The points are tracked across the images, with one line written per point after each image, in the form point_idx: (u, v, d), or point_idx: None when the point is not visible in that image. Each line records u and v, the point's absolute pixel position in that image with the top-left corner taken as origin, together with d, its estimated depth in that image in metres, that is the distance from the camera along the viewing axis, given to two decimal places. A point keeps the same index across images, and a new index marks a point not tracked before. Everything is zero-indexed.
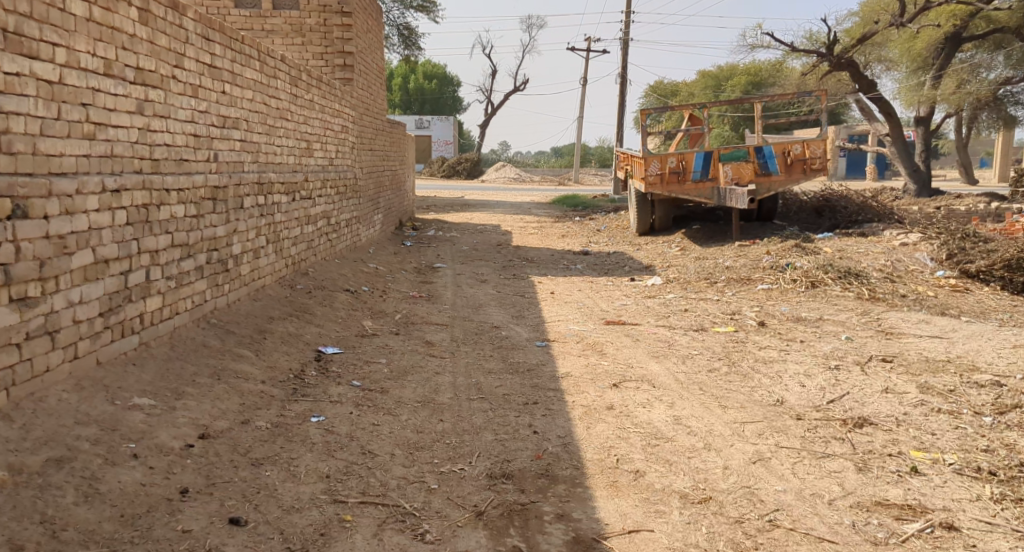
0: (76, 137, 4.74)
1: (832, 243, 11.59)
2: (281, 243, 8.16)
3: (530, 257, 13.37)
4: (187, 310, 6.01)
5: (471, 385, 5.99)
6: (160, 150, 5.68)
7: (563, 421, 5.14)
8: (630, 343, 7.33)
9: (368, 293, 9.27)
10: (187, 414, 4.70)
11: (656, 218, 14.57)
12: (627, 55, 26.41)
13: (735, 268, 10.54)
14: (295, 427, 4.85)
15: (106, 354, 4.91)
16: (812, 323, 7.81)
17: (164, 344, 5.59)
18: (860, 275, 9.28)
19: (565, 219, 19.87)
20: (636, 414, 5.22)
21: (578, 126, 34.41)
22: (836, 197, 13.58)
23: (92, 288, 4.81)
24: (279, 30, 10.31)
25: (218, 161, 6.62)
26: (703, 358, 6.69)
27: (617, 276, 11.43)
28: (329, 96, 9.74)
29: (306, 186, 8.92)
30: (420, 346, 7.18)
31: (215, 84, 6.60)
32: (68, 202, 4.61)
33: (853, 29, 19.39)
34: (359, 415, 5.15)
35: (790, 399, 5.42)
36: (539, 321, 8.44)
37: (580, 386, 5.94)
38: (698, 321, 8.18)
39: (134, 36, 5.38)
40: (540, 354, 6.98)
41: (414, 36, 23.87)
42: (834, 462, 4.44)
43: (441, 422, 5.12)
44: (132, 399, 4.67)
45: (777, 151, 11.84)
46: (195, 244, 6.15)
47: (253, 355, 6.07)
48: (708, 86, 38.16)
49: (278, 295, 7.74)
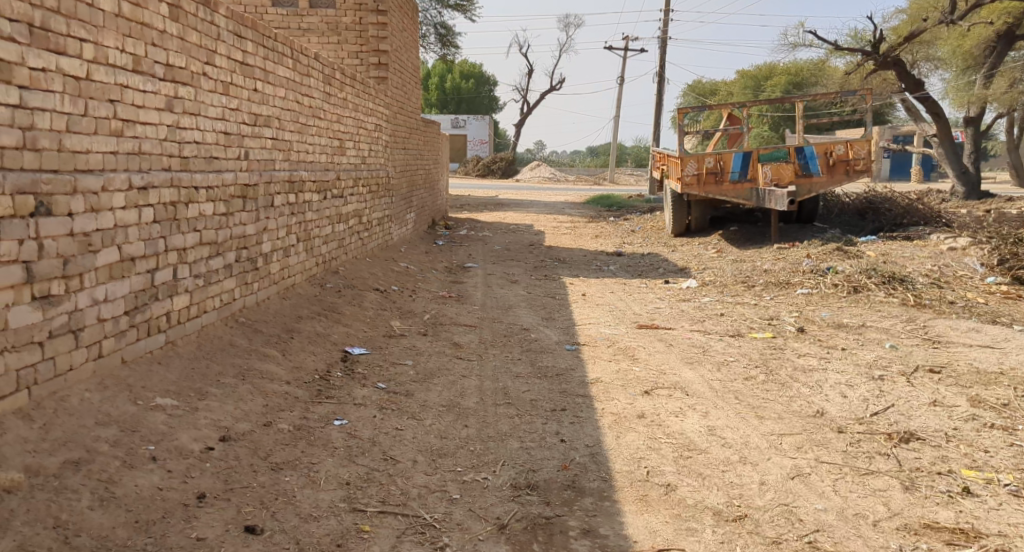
0: (104, 134, 4.67)
1: (876, 246, 11.32)
2: (312, 242, 8.10)
3: (562, 258, 13.22)
4: (215, 308, 5.96)
5: (498, 390, 5.87)
6: (189, 147, 5.62)
7: (591, 429, 5.00)
8: (664, 348, 7.17)
9: (398, 293, 9.19)
10: (208, 415, 4.64)
11: (693, 219, 14.35)
12: (666, 54, 26.15)
13: (773, 271, 10.30)
14: (318, 431, 4.77)
15: (131, 353, 4.86)
16: (854, 330, 7.58)
17: (191, 342, 5.54)
18: (905, 281, 9.02)
19: (600, 219, 19.70)
20: (668, 423, 5.06)
21: (614, 127, 34.17)
22: (880, 199, 13.29)
23: (118, 286, 4.75)
24: (315, 29, 10.23)
25: (249, 159, 6.58)
26: (739, 365, 6.52)
27: (651, 277, 11.25)
28: (364, 95, 9.68)
29: (338, 184, 8.86)
30: (447, 348, 7.08)
31: (247, 81, 6.55)
32: (94, 199, 4.54)
33: (902, 26, 18.87)
34: (383, 419, 5.06)
35: (831, 410, 5.23)
36: (570, 324, 8.30)
37: (610, 393, 5.79)
38: (734, 327, 7.99)
39: (165, 32, 5.32)
40: (570, 358, 6.85)
41: (450, 34, 23.80)
42: (879, 480, 4.25)
43: (466, 428, 5.01)
44: (154, 400, 4.61)
45: (819, 152, 11.56)
46: (224, 242, 6.10)
47: (279, 355, 6.01)
48: (748, 85, 37.71)
49: (308, 294, 7.69)
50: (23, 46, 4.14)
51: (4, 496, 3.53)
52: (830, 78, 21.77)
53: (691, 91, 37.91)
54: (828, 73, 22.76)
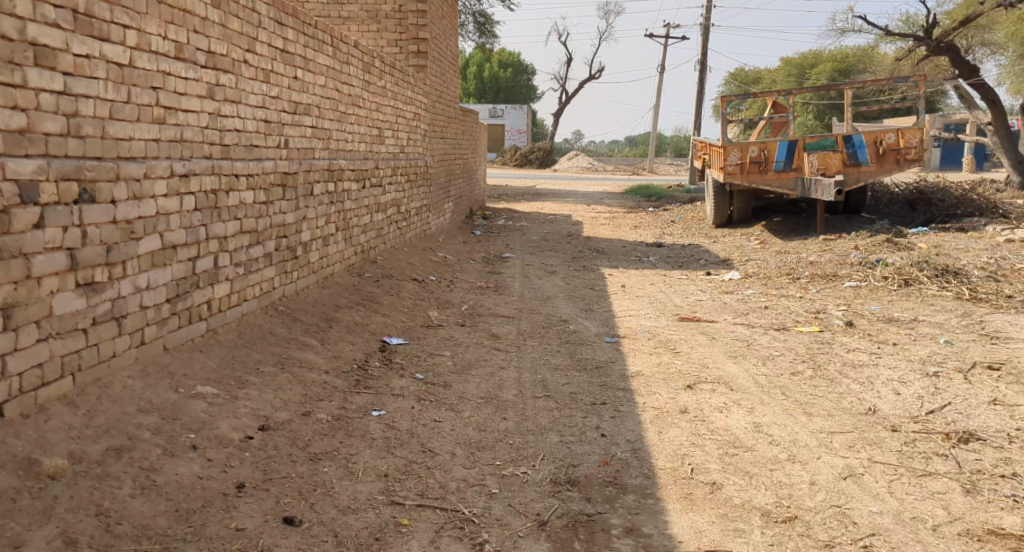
0: (146, 121, 4.65)
1: (927, 239, 11.05)
2: (351, 231, 8.09)
3: (601, 248, 13.10)
4: (255, 297, 5.96)
5: (537, 382, 5.80)
6: (230, 135, 5.61)
7: (633, 424, 4.92)
8: (706, 342, 7.05)
9: (436, 283, 9.16)
10: (248, 403, 4.62)
11: (735, 210, 14.14)
12: (708, 42, 25.83)
13: (819, 263, 10.10)
14: (356, 421, 4.73)
15: (173, 341, 4.86)
16: (906, 325, 7.43)
17: (231, 331, 5.54)
18: (960, 274, 8.84)
19: (638, 210, 19.52)
20: (712, 419, 4.96)
21: (654, 116, 33.88)
22: (931, 189, 12.98)
23: (160, 274, 4.74)
24: (355, 17, 10.22)
25: (289, 147, 6.56)
26: (785, 360, 6.41)
27: (692, 269, 11.10)
28: (403, 83, 9.64)
29: (377, 173, 8.84)
30: (485, 339, 7.02)
31: (288, 69, 6.53)
32: (136, 186, 4.52)
33: (956, 10, 18.53)
34: (421, 410, 5.01)
35: (883, 407, 5.12)
36: (609, 316, 8.19)
37: (651, 387, 5.70)
38: (779, 320, 7.84)
39: (206, 19, 5.30)
40: (610, 351, 6.76)
41: (489, 23, 23.68)
42: (937, 482, 4.10)
43: (505, 421, 4.95)
44: (195, 388, 4.61)
45: (867, 140, 11.29)
46: (264, 231, 6.10)
47: (318, 344, 5.99)
48: (793, 73, 37.17)
49: (346, 283, 7.68)
50: (67, 32, 4.10)
51: (47, 483, 3.53)
52: (878, 66, 21.30)
53: (733, 79, 37.40)
54: (877, 59, 22.26)
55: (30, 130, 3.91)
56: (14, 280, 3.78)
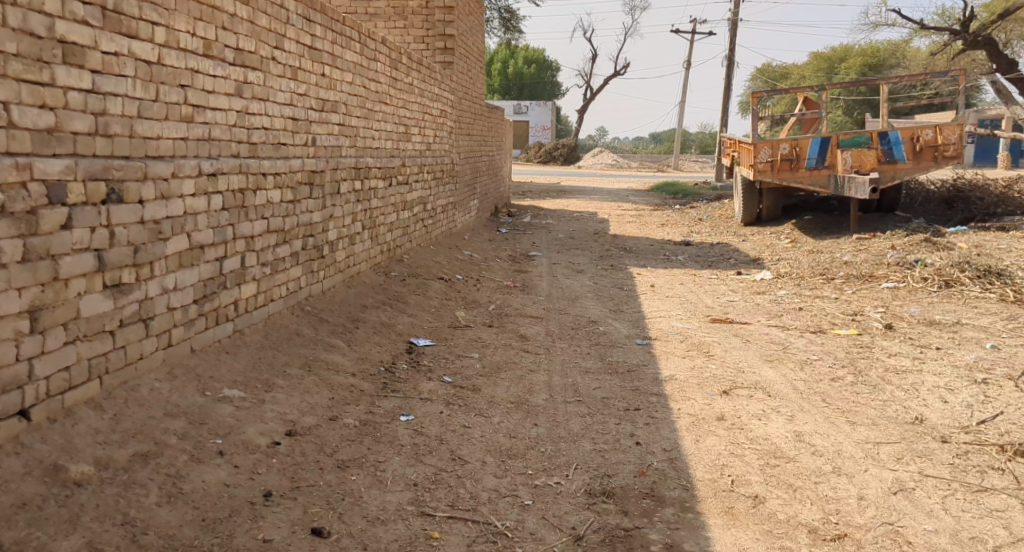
0: (174, 120, 4.56)
1: (966, 238, 10.80)
2: (377, 230, 8.00)
3: (628, 247, 12.93)
4: (282, 297, 5.87)
5: (568, 386, 5.66)
6: (258, 133, 5.52)
7: (668, 432, 4.78)
8: (740, 345, 6.88)
9: (463, 282, 9.03)
10: (275, 407, 4.51)
11: (764, 208, 13.92)
12: (736, 37, 25.56)
13: (855, 263, 9.87)
14: (384, 427, 4.62)
15: (200, 342, 4.77)
16: (948, 328, 7.26)
17: (258, 332, 5.45)
18: (1002, 274, 8.61)
19: (665, 207, 19.30)
20: (751, 428, 4.86)
21: (679, 112, 33.59)
22: (969, 187, 12.70)
23: (187, 274, 4.66)
24: (382, 13, 10.13)
25: (317, 145, 6.47)
26: (824, 366, 6.25)
27: (722, 269, 10.89)
28: (430, 80, 9.53)
29: (403, 171, 8.73)
30: (514, 340, 6.90)
31: (316, 66, 6.43)
32: (164, 186, 4.43)
33: (994, 3, 18.16)
34: (450, 415, 4.90)
35: (931, 418, 5.06)
36: (639, 317, 8.04)
37: (686, 392, 5.55)
38: (815, 322, 7.66)
39: (234, 16, 5.21)
40: (641, 353, 6.61)
41: (515, 19, 23.52)
42: (995, 500, 4.00)
43: (536, 427, 4.81)
44: (222, 391, 4.51)
45: (904, 137, 11.03)
46: (291, 230, 6.01)
47: (344, 345, 5.89)
48: (821, 68, 36.77)
49: (372, 283, 7.59)
50: (96, 29, 4.01)
51: (74, 490, 3.45)
52: (912, 62, 20.94)
53: (761, 75, 37.03)
54: (911, 54, 21.88)
55: (58, 129, 3.82)
56: (41, 281, 3.70)
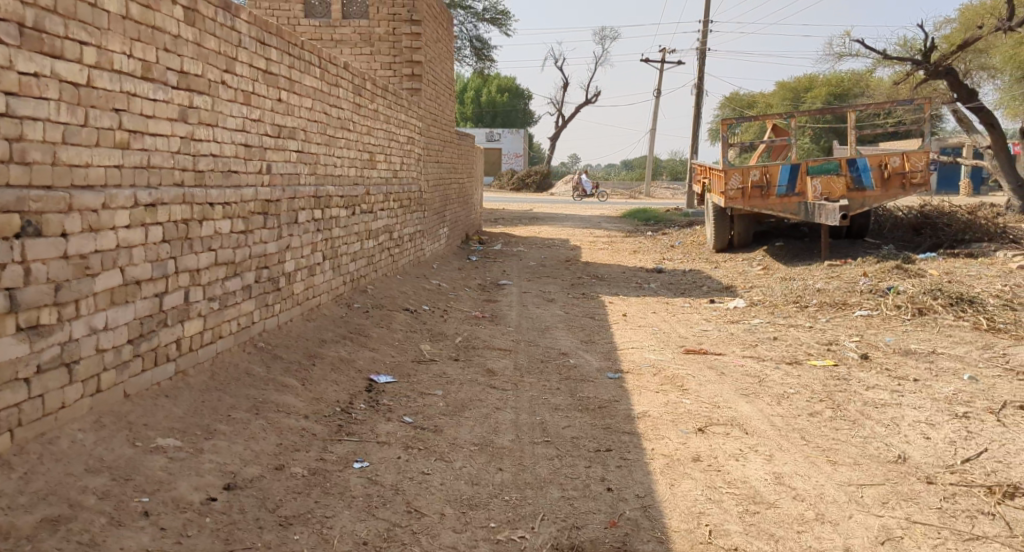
0: (107, 146, 4.25)
1: (936, 265, 10.69)
2: (339, 260, 7.67)
3: (600, 274, 12.68)
4: (231, 333, 5.53)
5: (535, 425, 5.34)
6: (205, 161, 5.20)
7: (641, 476, 4.49)
8: (715, 378, 6.61)
9: (429, 313, 8.70)
10: (214, 457, 4.15)
11: (736, 234, 13.76)
12: (703, 67, 25.67)
13: (828, 290, 9.69)
14: (335, 476, 4.27)
15: (134, 386, 4.42)
16: (924, 359, 7.10)
17: (203, 372, 5.10)
18: (975, 302, 8.50)
19: (636, 234, 19.12)
20: (728, 469, 4.61)
21: (650, 139, 33.70)
22: (937, 213, 12.65)
23: (121, 313, 4.32)
24: (348, 40, 9.91)
25: (271, 173, 6.16)
26: (801, 400, 6.01)
27: (695, 297, 10.65)
28: (396, 107, 9.25)
29: (368, 199, 8.42)
30: (480, 374, 6.59)
31: (271, 91, 6.14)
32: (92, 218, 4.10)
33: (954, 34, 18.37)
34: (407, 460, 4.56)
35: (914, 456, 4.83)
36: (611, 348, 7.75)
37: (659, 430, 5.26)
38: (790, 353, 7.45)
39: (178, 37, 4.91)
40: (613, 388, 6.32)
41: (486, 48, 23.44)
42: (989, 549, 3.77)
43: (501, 472, 4.50)
44: (155, 440, 4.15)
45: (872, 164, 10.93)
46: (243, 262, 5.67)
47: (298, 385, 5.53)
48: (788, 97, 37.18)
49: (333, 315, 7.25)
50: (12, 47, 3.69)
51: None
52: (875, 91, 21.10)
53: (729, 105, 37.36)
54: (875, 83, 22.05)
55: None
56: None
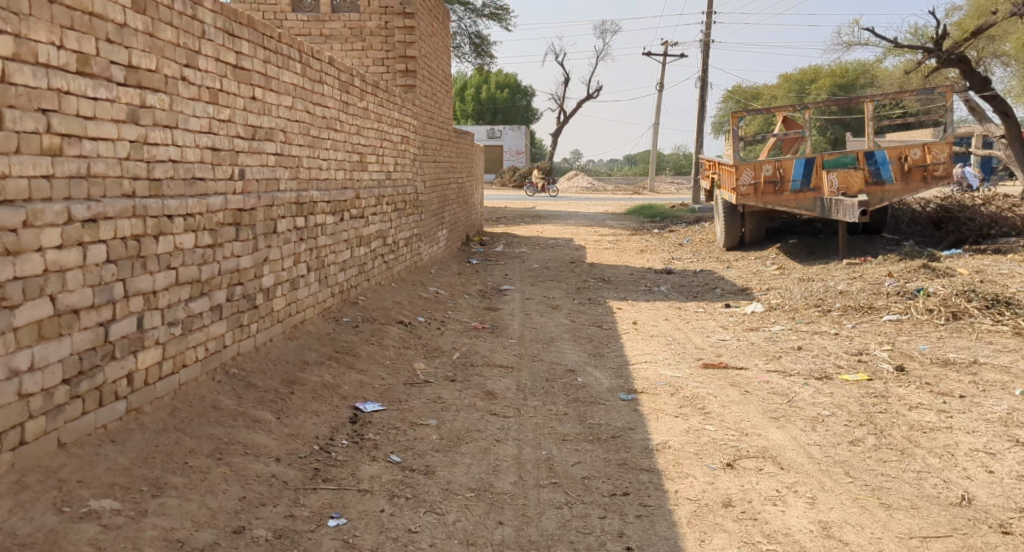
0: (30, 153, 3.66)
1: (964, 263, 10.02)
2: (326, 270, 7.01)
3: (607, 277, 11.99)
4: (198, 361, 4.87)
5: (542, 461, 4.69)
6: (162, 168, 4.56)
7: (665, 529, 3.88)
8: (740, 399, 5.94)
9: (425, 325, 8.03)
10: (159, 522, 3.55)
11: (747, 231, 13.09)
12: (707, 60, 24.97)
13: (851, 292, 9.02)
14: (305, 540, 3.66)
15: (72, 434, 3.80)
16: (967, 370, 6.44)
17: (162, 408, 4.46)
18: (1012, 303, 7.83)
19: (643, 231, 18.44)
20: (765, 517, 3.97)
21: (654, 133, 33.00)
22: (959, 207, 11.92)
23: (51, 349, 3.71)
24: (338, 35, 9.22)
25: (244, 179, 5.50)
26: (838, 423, 5.36)
27: (709, 300, 9.98)
28: (388, 104, 8.59)
29: (358, 203, 7.77)
30: (479, 398, 5.93)
31: (243, 88, 5.49)
32: (11, 239, 3.52)
33: (967, 21, 17.58)
34: (392, 515, 3.93)
35: (979, 495, 4.19)
36: (622, 363, 7.07)
37: (683, 466, 4.61)
38: (818, 366, 6.78)
39: (126, 25, 4.27)
40: (626, 412, 5.66)
41: (485, 44, 22.74)
42: None
43: (501, 526, 3.89)
44: (87, 502, 3.55)
45: (892, 156, 10.24)
46: (210, 279, 5.01)
47: (273, 420, 4.87)
48: (792, 89, 36.43)
49: (319, 332, 6.60)
50: None
51: None
52: (885, 80, 20.33)
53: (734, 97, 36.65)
54: (883, 73, 21.32)
55: None
56: None
